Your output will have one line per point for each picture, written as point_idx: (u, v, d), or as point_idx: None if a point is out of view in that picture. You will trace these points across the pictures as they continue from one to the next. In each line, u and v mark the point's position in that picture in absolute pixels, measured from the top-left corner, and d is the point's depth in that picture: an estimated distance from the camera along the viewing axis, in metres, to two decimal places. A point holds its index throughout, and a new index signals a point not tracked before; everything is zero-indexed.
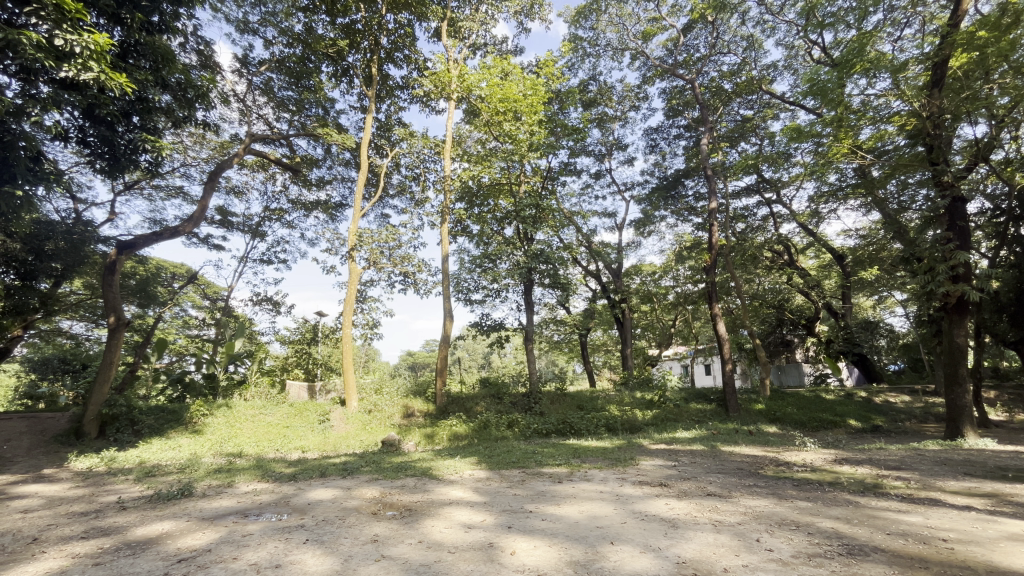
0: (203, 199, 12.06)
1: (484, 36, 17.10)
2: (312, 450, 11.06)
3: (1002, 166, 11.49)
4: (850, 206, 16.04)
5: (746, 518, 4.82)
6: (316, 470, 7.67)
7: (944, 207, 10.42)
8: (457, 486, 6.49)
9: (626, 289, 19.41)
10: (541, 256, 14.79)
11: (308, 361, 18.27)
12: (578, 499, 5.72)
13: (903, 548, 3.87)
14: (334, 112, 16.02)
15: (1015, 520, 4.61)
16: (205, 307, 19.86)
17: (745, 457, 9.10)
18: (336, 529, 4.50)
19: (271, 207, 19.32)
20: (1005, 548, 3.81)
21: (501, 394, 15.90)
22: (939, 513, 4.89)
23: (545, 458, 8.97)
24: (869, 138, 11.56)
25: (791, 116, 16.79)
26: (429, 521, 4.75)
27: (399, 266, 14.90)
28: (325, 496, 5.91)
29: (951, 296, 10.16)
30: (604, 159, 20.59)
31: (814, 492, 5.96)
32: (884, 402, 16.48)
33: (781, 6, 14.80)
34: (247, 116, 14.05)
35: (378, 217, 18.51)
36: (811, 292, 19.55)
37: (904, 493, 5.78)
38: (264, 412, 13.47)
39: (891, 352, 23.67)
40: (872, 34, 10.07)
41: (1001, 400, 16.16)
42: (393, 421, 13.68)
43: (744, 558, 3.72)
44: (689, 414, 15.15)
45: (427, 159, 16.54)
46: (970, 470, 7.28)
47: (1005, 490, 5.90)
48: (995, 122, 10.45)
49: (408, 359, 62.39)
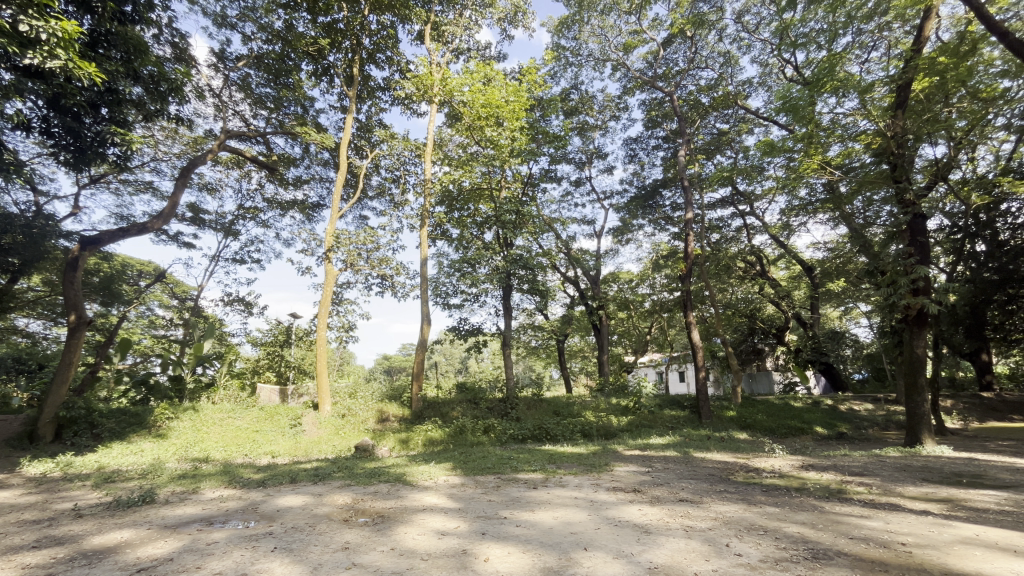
0: (174, 195, 11.68)
1: (468, 41, 17.15)
2: (283, 455, 10.82)
3: (960, 185, 12.01)
4: (819, 220, 16.65)
5: (716, 524, 4.92)
6: (286, 476, 7.49)
7: (907, 222, 10.79)
8: (431, 492, 6.41)
9: (603, 296, 19.62)
10: (520, 261, 14.93)
11: (280, 364, 17.80)
12: (552, 505, 5.73)
13: (864, 552, 4.00)
14: (313, 110, 15.85)
15: (967, 524, 4.83)
16: (174, 307, 19.23)
17: (717, 464, 9.27)
18: (306, 536, 4.40)
19: (245, 206, 18.96)
20: (958, 551, 3.99)
21: (477, 398, 15.68)
22: (899, 518, 5.08)
23: (520, 463, 8.99)
24: (836, 155, 11.87)
25: (765, 131, 17.35)
26: (403, 528, 4.68)
27: (377, 268, 14.78)
28: (295, 502, 5.77)
29: (911, 308, 10.50)
30: (584, 167, 20.83)
31: (782, 498, 6.12)
32: (849, 409, 17.07)
33: (757, 25, 15.30)
34: (223, 112, 13.69)
35: (356, 219, 18.32)
36: (782, 302, 20.11)
37: (866, 498, 5.99)
38: (234, 416, 13.09)
39: (856, 362, 24.39)
40: (842, 55, 10.54)
41: (957, 409, 16.89)
42: (367, 426, 13.44)
43: (714, 563, 3.79)
44: (663, 420, 15.36)
45: (407, 162, 16.47)
46: (928, 475, 7.59)
47: (960, 496, 6.17)
48: (953, 144, 10.98)
49: (383, 364, 61.40)
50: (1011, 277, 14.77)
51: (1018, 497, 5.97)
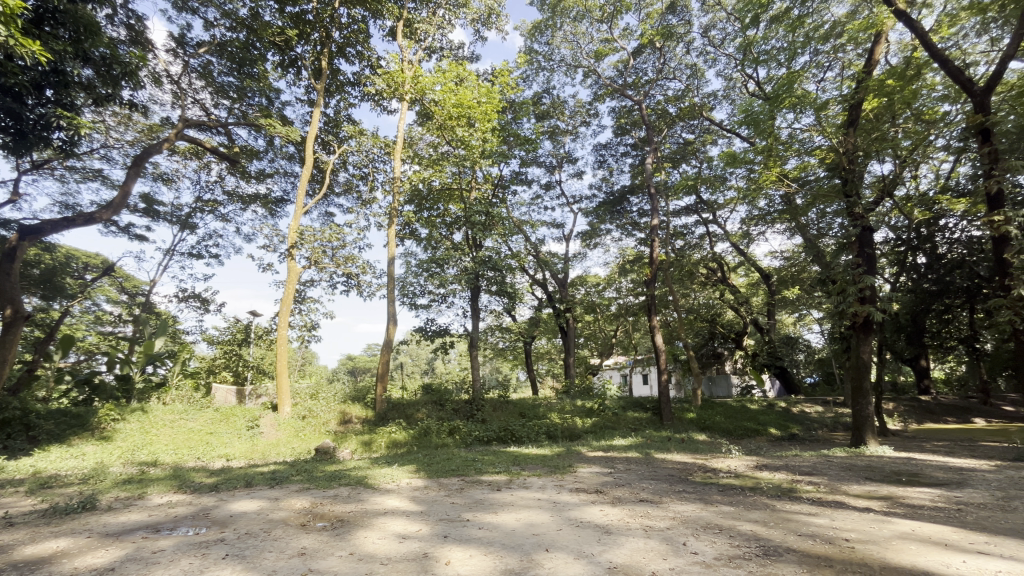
0: (126, 184, 11.08)
1: (440, 40, 17.05)
2: (237, 458, 10.43)
3: (904, 202, 12.77)
4: (776, 230, 17.38)
5: (675, 523, 5.04)
6: (241, 480, 7.22)
7: (856, 235, 11.36)
8: (393, 495, 6.31)
9: (571, 299, 19.86)
10: (488, 263, 14.87)
11: (238, 363, 17.15)
12: (516, 507, 5.74)
13: (812, 548, 4.19)
14: (279, 102, 15.38)
15: (904, 520, 5.14)
16: (123, 303, 18.27)
17: (677, 464, 9.53)
18: (260, 542, 4.25)
19: (204, 198, 18.21)
20: (896, 546, 4.23)
21: (443, 399, 15.58)
22: (843, 515, 5.35)
23: (485, 465, 8.97)
24: (793, 168, 12.41)
25: (728, 142, 17.96)
26: (362, 532, 4.59)
27: (342, 267, 14.48)
28: (250, 507, 5.57)
29: (859, 316, 11.03)
30: (554, 171, 21.01)
31: (737, 497, 6.33)
32: (800, 412, 17.86)
33: (722, 40, 15.84)
34: (182, 100, 13.08)
35: (322, 215, 17.89)
36: (741, 308, 20.86)
37: (814, 497, 6.28)
38: (186, 418, 12.51)
39: (808, 366, 25.53)
40: (800, 73, 11.04)
41: (898, 411, 17.90)
42: (328, 427, 13.12)
43: (671, 561, 3.89)
44: (626, 422, 15.63)
45: (376, 159, 16.22)
46: (871, 474, 8.03)
47: (898, 493, 6.56)
48: (899, 161, 11.68)
49: (347, 364, 59.90)
50: (948, 288, 15.89)
51: (950, 494, 6.39)
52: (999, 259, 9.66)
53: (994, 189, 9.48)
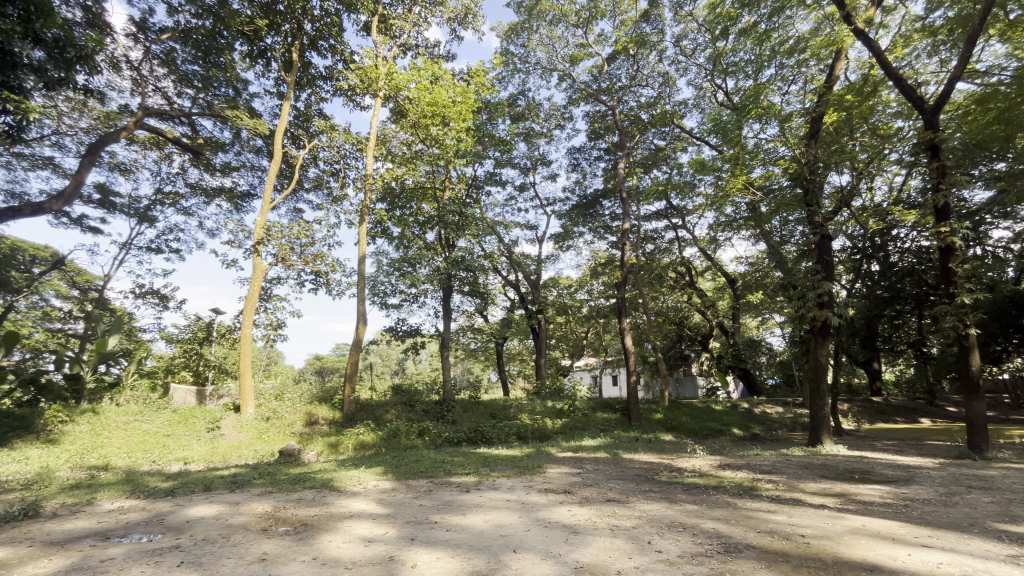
0: (79, 174, 10.51)
1: (416, 37, 16.88)
2: (197, 461, 10.05)
3: (860, 211, 13.33)
4: (742, 236, 17.97)
5: (640, 522, 5.12)
6: (200, 484, 6.95)
7: (815, 243, 11.80)
8: (359, 498, 6.19)
9: (543, 301, 20.02)
10: (461, 263, 14.77)
11: (198, 363, 16.50)
12: (484, 508, 5.72)
13: (770, 544, 4.34)
14: (246, 94, 14.92)
15: (856, 516, 5.37)
16: (74, 298, 17.36)
17: (644, 464, 9.71)
18: (218, 549, 4.10)
19: (164, 190, 17.52)
20: (848, 541, 4.42)
21: (413, 401, 15.42)
22: (800, 511, 5.56)
23: (454, 467, 8.91)
24: (759, 177, 12.84)
25: (697, 150, 18.43)
26: (326, 536, 4.49)
27: (311, 264, 14.16)
28: (208, 512, 5.37)
29: (817, 320, 11.48)
30: (529, 173, 21.12)
31: (701, 496, 6.49)
32: (762, 412, 18.46)
33: (693, 50, 16.24)
34: (142, 87, 12.51)
35: (291, 211, 17.45)
36: (707, 311, 21.47)
37: (774, 495, 6.50)
38: (141, 420, 11.97)
39: (770, 368, 26.42)
40: (766, 86, 11.45)
41: (852, 412, 18.75)
42: (294, 429, 12.78)
43: (636, 560, 3.95)
44: (595, 423, 15.81)
45: (348, 156, 15.93)
46: (826, 472, 8.38)
47: (850, 490, 6.87)
48: (856, 173, 12.25)
49: (315, 364, 58.41)
50: (898, 294, 16.77)
51: (899, 491, 6.71)
52: (944, 268, 10.20)
53: (941, 203, 10.06)
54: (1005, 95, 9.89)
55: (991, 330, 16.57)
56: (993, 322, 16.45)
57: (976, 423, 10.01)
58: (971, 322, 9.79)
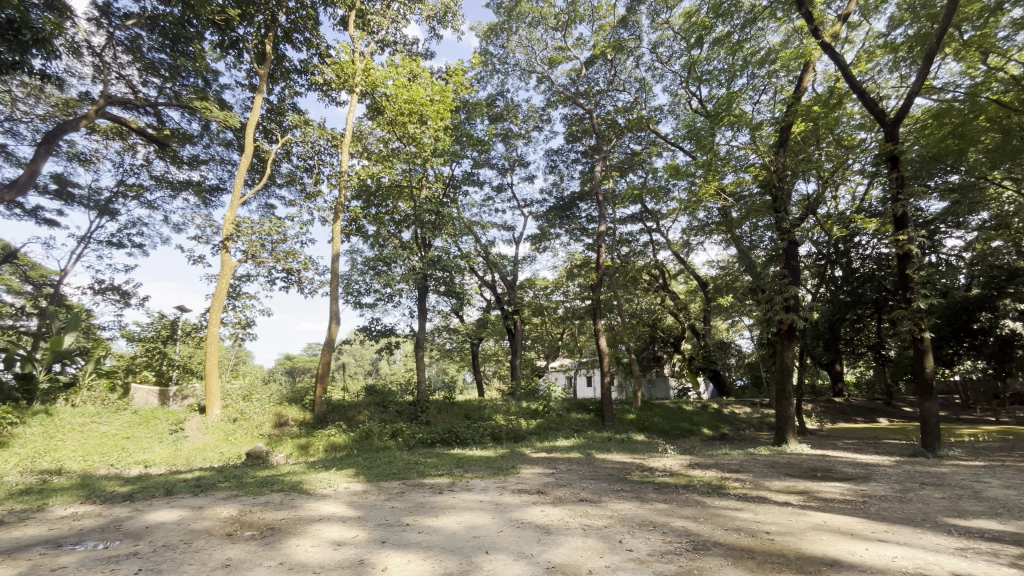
0: (34, 163, 10.00)
1: (394, 34, 16.69)
2: (158, 465, 9.67)
3: (825, 219, 13.83)
4: (714, 241, 18.42)
5: (612, 522, 5.17)
6: (160, 488, 6.70)
7: (783, 248, 12.13)
8: (329, 500, 6.07)
9: (519, 301, 20.08)
10: (438, 263, 14.66)
11: (161, 362, 15.93)
12: (457, 509, 5.70)
13: (737, 541, 4.45)
14: (216, 85, 14.47)
15: (818, 512, 5.56)
16: (26, 294, 16.49)
17: (616, 464, 9.83)
18: (178, 555, 3.96)
19: (127, 182, 16.84)
20: (810, 537, 4.56)
21: (386, 401, 15.22)
22: (766, 509, 5.72)
23: (427, 468, 8.82)
24: (730, 183, 13.17)
25: (672, 155, 18.78)
26: (294, 540, 4.39)
27: (282, 262, 13.82)
28: (169, 517, 5.17)
29: (783, 323, 11.84)
30: (506, 173, 21.14)
31: (671, 495, 6.61)
32: (731, 412, 18.91)
33: (669, 57, 16.56)
34: (104, 74, 11.97)
35: (262, 207, 17.01)
36: (679, 314, 21.88)
37: (740, 493, 6.66)
38: (98, 421, 11.45)
39: (739, 369, 27.10)
40: (737, 94, 11.77)
41: (816, 412, 19.42)
42: (262, 431, 12.46)
43: (608, 559, 3.99)
44: (570, 423, 15.92)
45: (322, 151, 15.65)
46: (791, 471, 8.66)
47: (812, 488, 7.11)
48: (821, 182, 12.69)
49: (285, 365, 56.93)
50: (860, 299, 17.44)
51: (858, 488, 6.98)
52: (902, 275, 10.65)
53: (900, 212, 10.50)
54: (959, 111, 10.45)
55: (943, 334, 17.39)
56: (946, 326, 17.24)
57: (930, 422, 10.49)
58: (925, 326, 10.27)
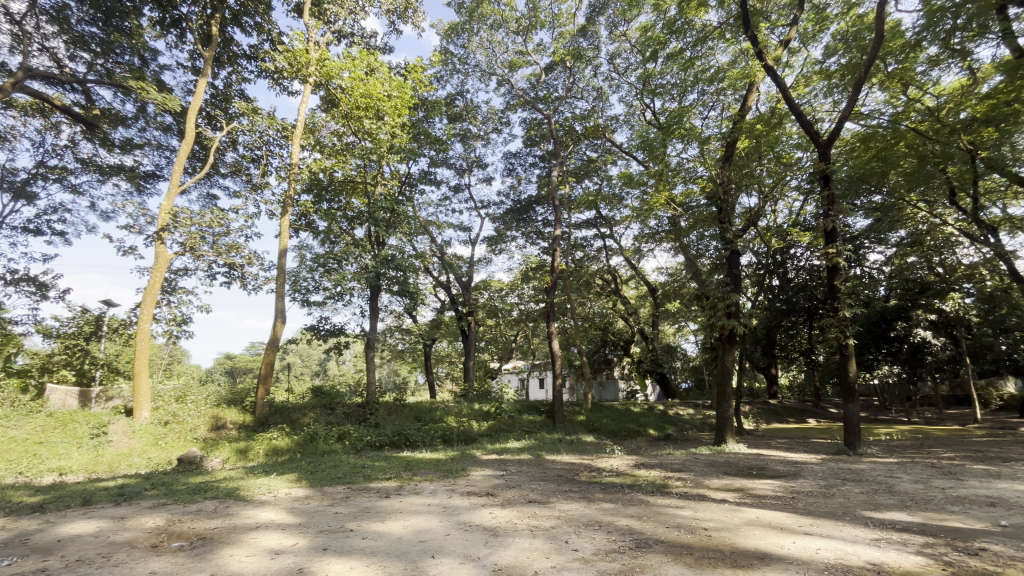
0: None
1: (352, 25, 16.26)
2: (75, 472, 8.89)
3: (765, 231, 14.68)
4: (664, 248, 19.13)
5: (559, 522, 5.24)
6: (76, 497, 6.16)
7: (726, 257, 12.72)
8: (268, 507, 5.79)
9: (473, 303, 20.00)
10: (391, 262, 14.34)
11: (83, 361, 14.55)
12: (404, 513, 5.59)
13: (677, 538, 4.62)
14: (155, 65, 13.55)
15: (752, 509, 5.87)
16: None
17: (565, 465, 9.96)
18: (94, 571, 3.65)
19: (47, 164, 15.42)
20: (744, 532, 4.82)
21: (333, 404, 14.69)
22: (705, 506, 5.98)
23: (374, 471, 8.61)
24: (680, 193, 13.74)
25: (626, 164, 19.33)
26: (227, 550, 4.16)
27: (223, 256, 13.07)
28: (85, 529, 4.76)
29: (725, 328, 12.42)
30: (464, 174, 21.01)
31: (617, 494, 6.78)
32: (675, 414, 19.64)
33: (626, 69, 17.05)
34: (24, 45, 10.91)
35: (203, 197, 16.07)
36: (629, 318, 22.50)
37: (682, 492, 6.94)
38: (6, 425, 10.40)
39: (684, 372, 28.17)
40: (688, 109, 12.31)
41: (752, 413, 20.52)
42: (196, 434, 11.73)
43: (554, 559, 4.04)
44: (521, 425, 16.05)
45: (272, 142, 14.97)
46: (728, 469, 9.09)
47: (748, 485, 7.51)
48: (762, 196, 13.44)
49: (225, 364, 53.82)
50: (794, 307, 18.69)
51: (787, 485, 7.46)
52: (830, 285, 11.42)
53: (830, 227, 11.24)
54: (883, 136, 11.34)
55: (865, 340, 18.82)
56: (867, 333, 18.64)
57: (852, 423, 11.30)
58: (850, 334, 11.06)
